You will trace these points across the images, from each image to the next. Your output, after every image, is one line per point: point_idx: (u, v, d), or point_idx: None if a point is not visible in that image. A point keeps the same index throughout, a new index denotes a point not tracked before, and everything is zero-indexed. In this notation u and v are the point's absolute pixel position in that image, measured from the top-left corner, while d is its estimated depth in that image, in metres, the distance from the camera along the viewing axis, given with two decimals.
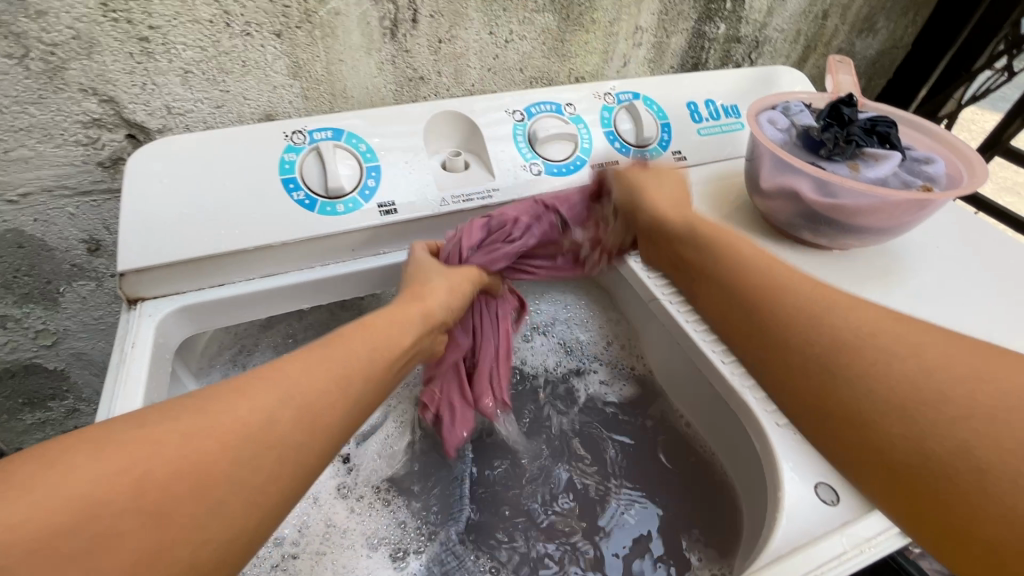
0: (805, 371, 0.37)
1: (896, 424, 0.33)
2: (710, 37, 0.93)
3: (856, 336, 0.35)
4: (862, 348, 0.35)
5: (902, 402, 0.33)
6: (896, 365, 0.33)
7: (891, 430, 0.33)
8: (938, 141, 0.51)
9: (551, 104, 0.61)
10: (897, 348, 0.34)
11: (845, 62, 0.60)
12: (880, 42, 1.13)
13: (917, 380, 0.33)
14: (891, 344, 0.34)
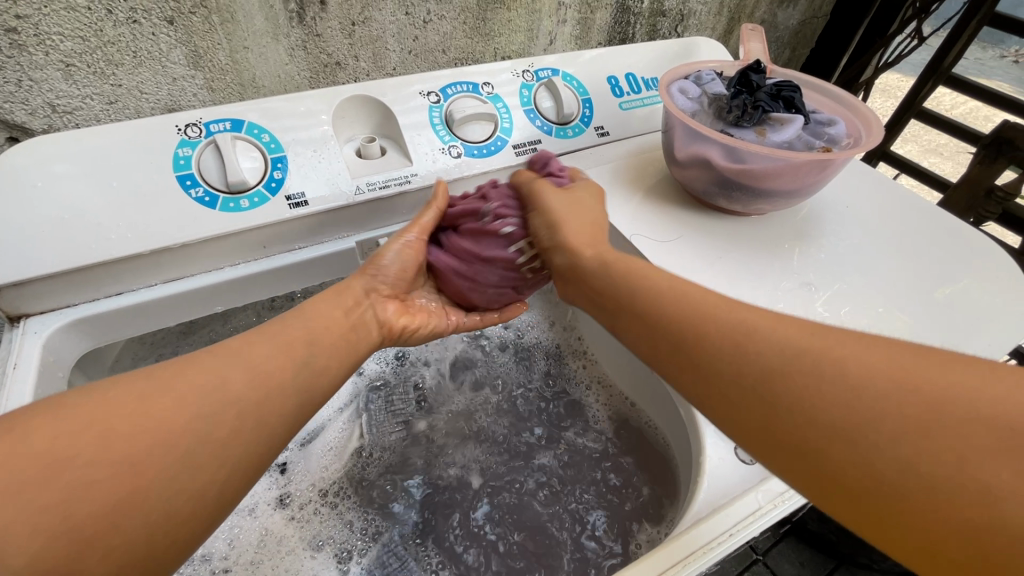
0: (738, 393, 0.34)
1: (847, 453, 0.29)
2: (635, 12, 0.93)
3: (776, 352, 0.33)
4: (788, 364, 0.32)
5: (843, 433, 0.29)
6: (823, 386, 0.30)
7: (836, 430, 0.30)
8: (842, 104, 0.52)
9: (468, 84, 0.60)
10: (815, 366, 0.31)
11: (756, 30, 0.61)
12: (800, 12, 1.16)
13: (847, 398, 0.30)
14: (813, 360, 0.31)
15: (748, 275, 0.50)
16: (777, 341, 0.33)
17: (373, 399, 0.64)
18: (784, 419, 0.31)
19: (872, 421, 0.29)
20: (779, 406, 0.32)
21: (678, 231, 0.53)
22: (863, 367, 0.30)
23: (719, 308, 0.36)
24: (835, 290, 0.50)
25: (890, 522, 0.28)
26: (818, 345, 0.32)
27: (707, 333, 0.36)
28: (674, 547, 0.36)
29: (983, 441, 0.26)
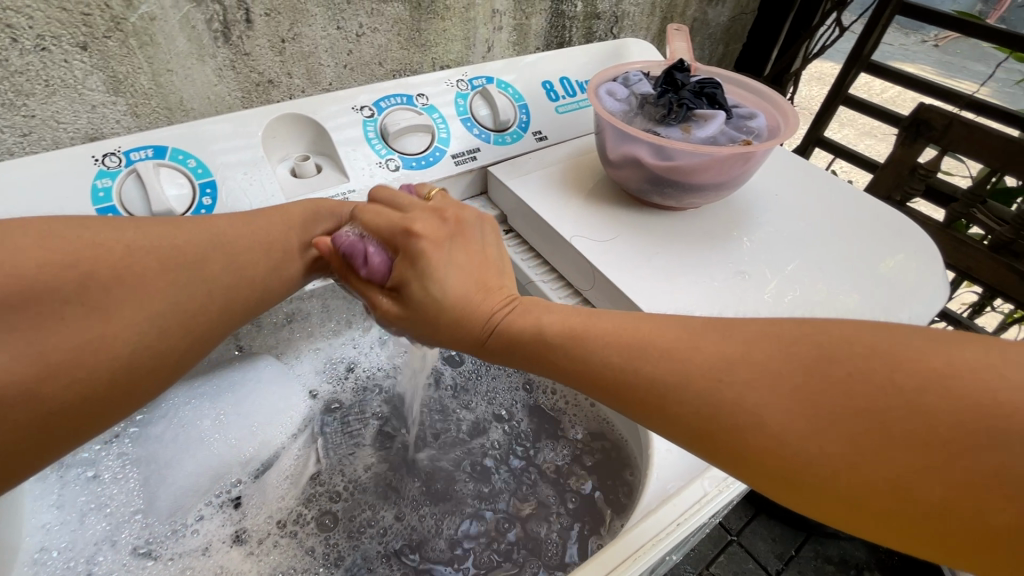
0: (682, 437, 0.35)
1: (794, 493, 0.31)
2: (570, 16, 0.95)
3: (700, 406, 0.33)
4: (715, 415, 0.33)
5: (785, 478, 0.31)
6: (752, 438, 0.31)
7: (760, 428, 0.31)
8: (762, 98, 0.54)
9: (402, 96, 0.60)
10: (740, 415, 0.32)
11: (680, 30, 0.63)
12: (729, 9, 1.20)
13: (776, 445, 0.31)
14: (731, 413, 0.32)
15: (684, 267, 0.51)
16: (696, 391, 0.33)
17: (328, 421, 0.63)
18: (731, 463, 0.33)
19: (783, 433, 0.30)
20: (722, 454, 0.33)
21: (615, 228, 0.54)
22: (783, 414, 0.31)
23: (631, 349, 0.36)
24: (769, 278, 0.52)
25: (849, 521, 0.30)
26: (735, 394, 0.32)
27: (629, 381, 0.36)
28: (626, 540, 0.37)
29: (909, 470, 0.27)
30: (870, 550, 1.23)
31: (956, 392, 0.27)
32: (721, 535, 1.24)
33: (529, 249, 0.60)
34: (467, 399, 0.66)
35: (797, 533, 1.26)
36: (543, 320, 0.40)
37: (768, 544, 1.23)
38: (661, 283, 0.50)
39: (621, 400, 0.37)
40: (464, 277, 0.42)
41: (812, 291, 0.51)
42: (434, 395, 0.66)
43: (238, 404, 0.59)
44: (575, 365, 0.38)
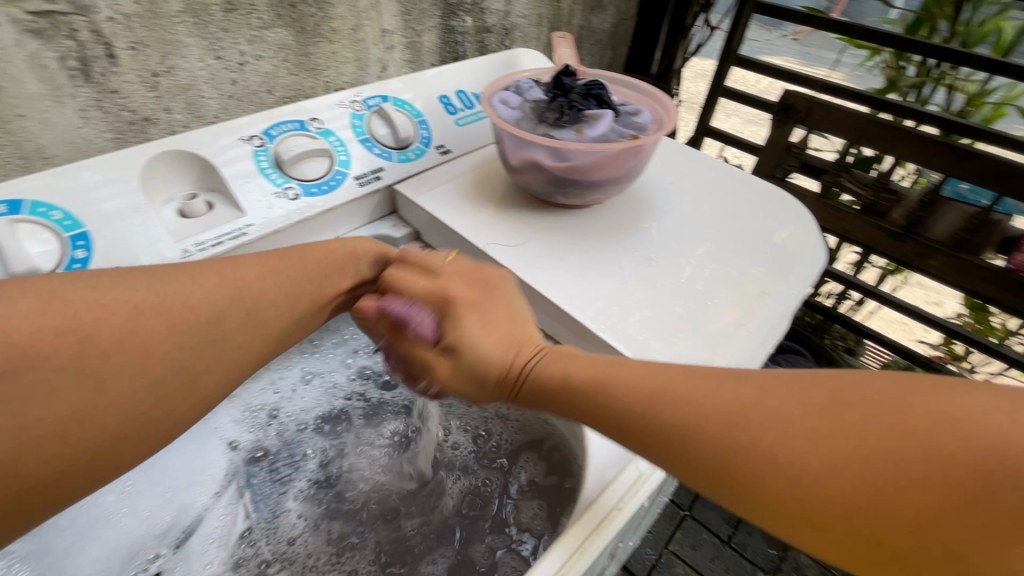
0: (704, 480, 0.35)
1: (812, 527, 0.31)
2: (460, 31, 0.97)
3: (718, 448, 0.35)
4: (733, 465, 0.34)
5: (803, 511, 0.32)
6: (782, 463, 0.32)
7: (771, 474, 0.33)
8: (644, 94, 0.58)
9: (293, 122, 0.58)
10: (771, 443, 0.33)
11: (563, 37, 0.67)
12: (611, 15, 1.28)
13: (810, 471, 0.31)
14: (749, 458, 0.33)
15: (597, 261, 0.54)
16: (723, 422, 0.35)
17: (255, 471, 0.61)
18: (750, 503, 0.34)
19: (799, 477, 0.32)
20: (747, 489, 0.34)
21: (527, 231, 0.56)
22: (794, 457, 0.32)
23: (654, 394, 0.38)
24: (678, 261, 0.55)
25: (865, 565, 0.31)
26: (768, 424, 0.34)
27: (646, 417, 0.38)
28: (574, 533, 0.38)
29: (921, 502, 0.29)
30: None
31: (977, 434, 0.29)
32: (675, 512, 1.30)
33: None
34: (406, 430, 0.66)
35: None
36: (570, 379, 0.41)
37: (717, 513, 1.30)
38: (581, 279, 0.52)
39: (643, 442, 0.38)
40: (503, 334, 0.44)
41: (717, 266, 0.55)
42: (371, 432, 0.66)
43: (147, 472, 0.54)
44: (598, 412, 0.40)
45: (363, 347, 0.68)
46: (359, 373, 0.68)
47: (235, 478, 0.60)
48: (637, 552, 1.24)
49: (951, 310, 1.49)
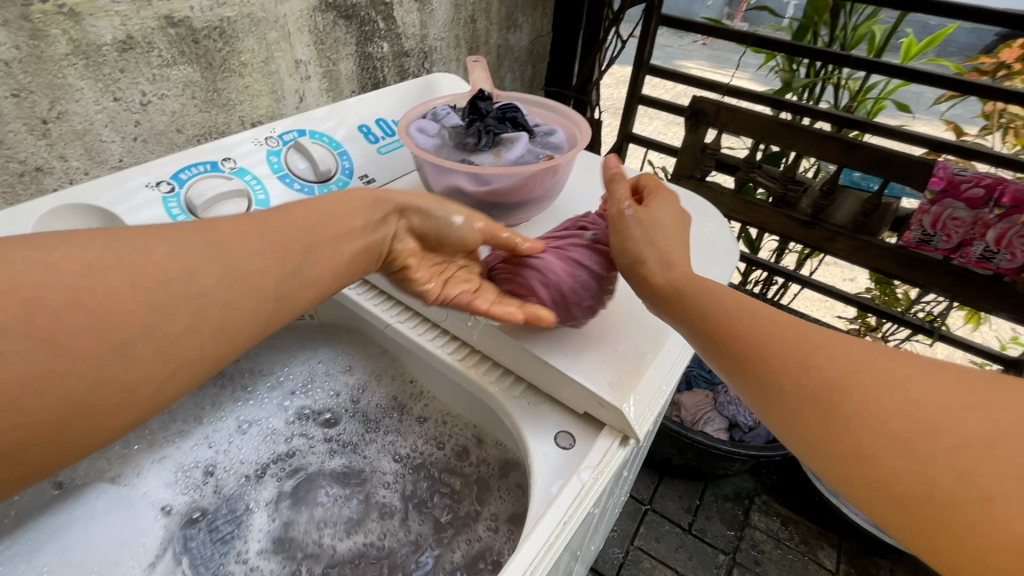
0: (795, 406, 0.39)
1: (853, 461, 0.35)
2: (378, 57, 0.97)
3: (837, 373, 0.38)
4: (838, 389, 0.37)
5: (856, 444, 0.35)
6: (885, 403, 0.35)
7: (867, 401, 0.36)
8: (558, 114, 0.60)
9: (204, 163, 0.56)
10: (878, 382, 0.36)
11: (478, 62, 0.69)
12: (527, 33, 1.33)
13: (911, 414, 0.34)
14: (855, 385, 0.37)
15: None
16: (850, 360, 0.38)
17: (194, 532, 0.59)
18: (821, 411, 0.37)
19: (891, 413, 0.35)
20: (837, 416, 0.37)
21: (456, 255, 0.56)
22: (902, 399, 0.35)
23: (798, 329, 0.42)
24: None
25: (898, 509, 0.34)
26: (891, 367, 0.37)
27: (774, 349, 0.41)
28: (525, 552, 0.38)
29: (989, 469, 0.31)
30: (755, 478, 1.41)
31: None
32: (637, 508, 1.34)
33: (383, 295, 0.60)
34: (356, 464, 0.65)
35: (697, 484, 1.39)
36: (720, 310, 0.45)
37: (676, 502, 1.35)
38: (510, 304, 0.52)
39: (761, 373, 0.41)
40: (673, 241, 0.51)
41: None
42: (320, 470, 0.65)
43: (68, 553, 0.53)
44: (733, 336, 0.43)
45: (302, 387, 0.70)
46: (302, 415, 0.68)
47: (172, 543, 0.58)
48: (604, 552, 1.26)
49: (862, 286, 1.63)
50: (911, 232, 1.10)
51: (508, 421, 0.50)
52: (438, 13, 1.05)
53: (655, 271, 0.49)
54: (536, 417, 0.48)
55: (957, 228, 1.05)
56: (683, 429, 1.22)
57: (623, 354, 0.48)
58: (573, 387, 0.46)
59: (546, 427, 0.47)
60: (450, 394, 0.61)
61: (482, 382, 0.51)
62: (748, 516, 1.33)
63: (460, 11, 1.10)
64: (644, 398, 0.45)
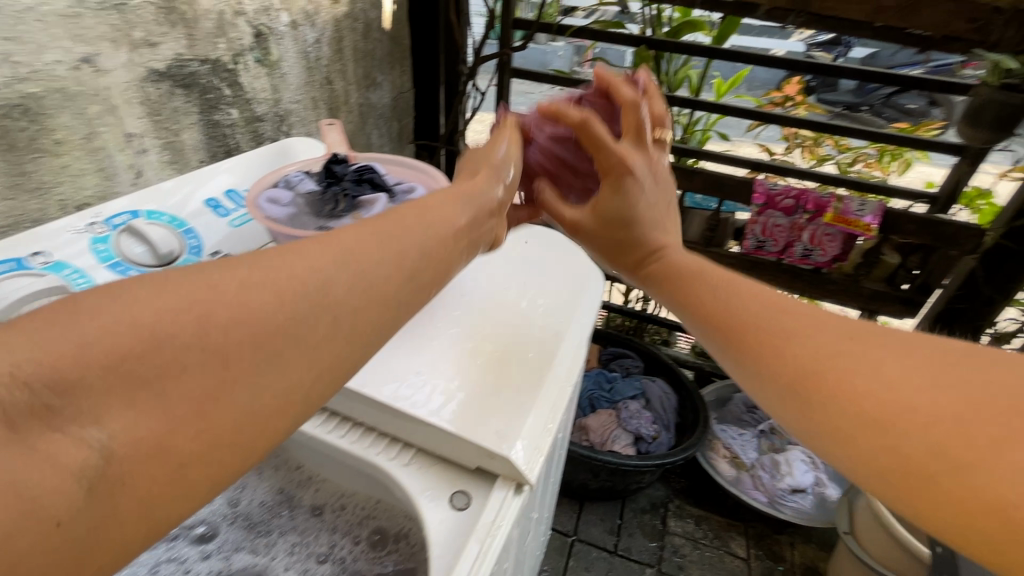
0: (778, 392, 0.39)
1: (840, 444, 0.35)
2: (227, 123, 0.92)
3: (819, 351, 0.38)
4: (812, 370, 0.37)
5: (836, 426, 0.35)
6: (859, 385, 0.34)
7: (843, 379, 0.35)
8: (418, 171, 0.62)
9: (7, 262, 0.49)
10: (855, 361, 0.36)
11: (332, 125, 0.68)
12: (388, 91, 1.36)
13: (883, 394, 0.33)
14: (831, 362, 0.37)
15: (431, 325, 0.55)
16: (826, 338, 0.38)
17: None
18: (799, 397, 0.38)
19: (871, 391, 0.34)
20: (815, 400, 0.37)
21: None
22: (877, 374, 0.34)
23: (781, 311, 0.43)
24: (497, 307, 0.58)
25: (901, 492, 0.32)
26: (867, 345, 0.36)
27: (752, 334, 0.42)
28: None
29: (981, 439, 0.29)
30: (666, 486, 1.48)
31: None
32: (563, 542, 1.33)
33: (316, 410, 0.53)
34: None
35: (616, 503, 1.43)
36: (715, 301, 0.47)
37: (600, 526, 1.37)
38: (416, 364, 0.51)
39: (750, 353, 0.42)
40: (652, 211, 0.58)
41: (541, 300, 0.60)
42: None
43: None
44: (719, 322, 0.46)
45: None
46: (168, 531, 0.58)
47: None
48: None
49: None
50: (748, 241, 1.28)
51: (400, 492, 0.47)
52: (289, 77, 1.03)
53: (641, 249, 0.57)
54: (431, 480, 0.46)
55: (781, 234, 1.23)
56: (592, 453, 1.26)
57: (507, 407, 0.48)
58: (458, 443, 0.45)
59: (440, 490, 0.45)
60: (342, 473, 0.57)
61: (368, 455, 0.48)
62: (666, 524, 1.39)
63: (314, 74, 1.09)
64: (532, 440, 0.46)
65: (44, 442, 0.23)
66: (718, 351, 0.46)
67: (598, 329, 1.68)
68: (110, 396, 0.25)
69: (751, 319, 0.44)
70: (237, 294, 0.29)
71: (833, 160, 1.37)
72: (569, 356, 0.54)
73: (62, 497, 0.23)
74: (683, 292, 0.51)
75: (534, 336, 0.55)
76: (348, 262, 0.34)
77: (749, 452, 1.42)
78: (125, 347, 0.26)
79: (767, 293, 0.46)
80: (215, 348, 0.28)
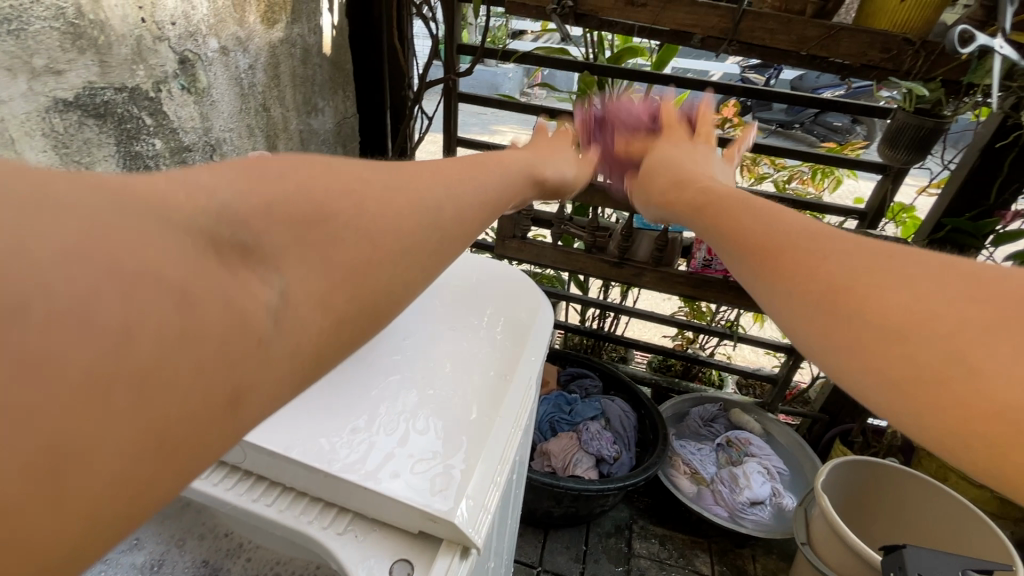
0: (799, 307, 0.35)
1: (864, 365, 0.30)
2: (150, 154, 0.86)
3: (857, 260, 0.33)
4: (846, 279, 0.33)
5: (864, 344, 0.30)
6: (892, 296, 0.30)
7: (879, 292, 0.31)
8: None
9: None
10: (889, 279, 0.31)
11: None
12: (330, 117, 1.31)
13: (913, 307, 0.29)
14: (867, 271, 0.32)
15: (371, 374, 0.52)
16: (866, 254, 0.34)
17: None
18: (822, 307, 0.33)
19: (915, 304, 0.29)
20: (842, 317, 0.32)
21: None
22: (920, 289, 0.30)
23: (813, 233, 0.39)
24: (444, 347, 0.56)
25: (935, 414, 0.27)
26: (904, 262, 0.32)
27: (779, 253, 0.38)
28: None
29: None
30: (629, 506, 1.47)
31: None
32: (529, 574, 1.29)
33: (245, 473, 0.48)
34: None
35: (580, 528, 1.40)
36: (745, 230, 0.43)
37: (565, 554, 1.34)
38: (353, 418, 0.48)
39: (777, 273, 0.37)
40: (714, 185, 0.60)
41: (490, 338, 0.58)
42: None
43: None
44: (748, 244, 0.42)
45: None
46: None
47: None
48: None
49: (676, 306, 1.88)
50: (697, 258, 1.34)
51: (334, 563, 0.43)
52: (220, 104, 0.97)
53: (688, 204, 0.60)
54: (368, 549, 0.42)
55: None
56: (554, 480, 1.23)
57: (447, 464, 0.45)
58: (395, 507, 0.42)
59: (378, 559, 0.42)
60: (273, 540, 0.51)
61: (298, 524, 0.44)
62: (630, 546, 1.37)
63: (249, 100, 1.04)
64: (477, 498, 0.43)
65: (245, 272, 0.23)
66: (744, 272, 0.42)
67: (555, 350, 1.67)
68: (293, 250, 0.25)
69: (782, 237, 0.40)
70: (343, 235, 0.27)
71: (770, 178, 1.42)
72: (519, 397, 0.52)
73: (252, 339, 0.22)
74: (715, 230, 0.48)
75: (479, 381, 0.52)
76: (410, 215, 0.31)
77: (708, 466, 1.43)
78: (301, 213, 0.26)
79: (798, 218, 0.42)
80: (310, 271, 0.26)
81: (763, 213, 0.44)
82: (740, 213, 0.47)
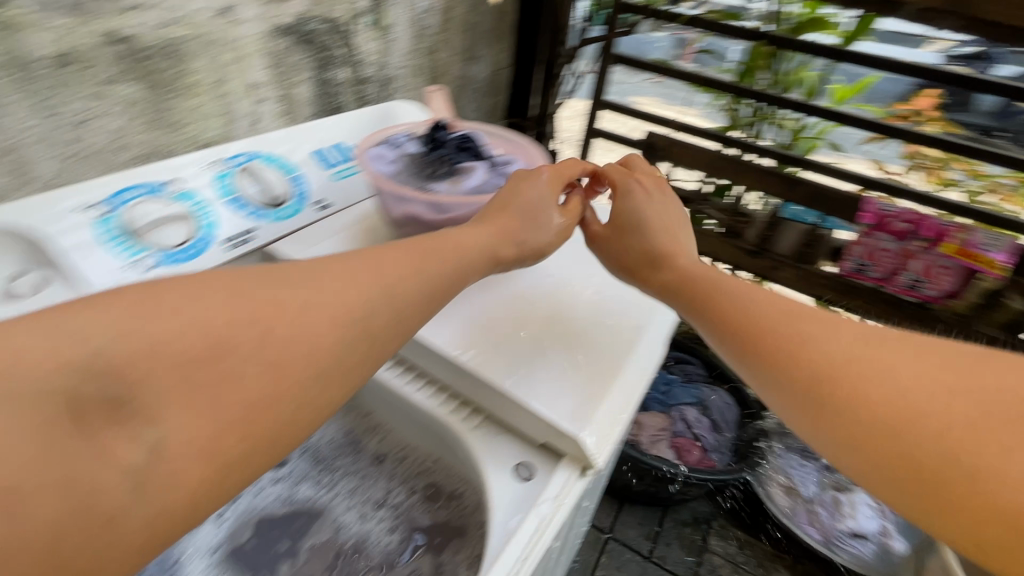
0: (792, 396, 0.43)
1: (853, 449, 0.39)
2: (337, 82, 0.97)
3: (836, 359, 0.41)
4: (830, 380, 0.41)
5: (854, 434, 0.38)
6: (874, 391, 0.39)
7: (866, 389, 0.39)
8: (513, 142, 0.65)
9: (144, 187, 0.58)
10: (867, 369, 0.40)
11: (438, 91, 0.71)
12: (487, 66, 1.35)
13: (898, 401, 0.37)
14: (846, 370, 0.41)
15: (513, 302, 0.57)
16: (846, 348, 0.42)
17: None
18: (816, 400, 0.41)
19: (893, 397, 0.38)
20: (829, 407, 0.40)
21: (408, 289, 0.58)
22: (897, 380, 0.38)
23: (790, 317, 0.47)
24: (580, 292, 0.59)
25: (918, 496, 0.36)
26: (877, 353, 0.41)
27: (765, 337, 0.46)
28: None
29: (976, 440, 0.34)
30: (712, 502, 1.42)
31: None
32: (598, 537, 1.33)
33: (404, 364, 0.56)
34: (320, 504, 0.63)
35: (656, 510, 1.40)
36: (724, 302, 0.51)
37: (637, 530, 1.35)
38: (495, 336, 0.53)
39: (770, 361, 0.44)
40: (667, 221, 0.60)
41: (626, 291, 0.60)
42: (279, 515, 0.62)
43: None
44: (731, 324, 0.49)
45: None
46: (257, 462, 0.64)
47: None
48: None
49: None
50: (848, 262, 1.19)
51: (467, 454, 0.50)
52: (397, 43, 1.05)
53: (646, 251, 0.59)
54: (495, 452, 0.49)
55: (887, 259, 1.14)
56: (641, 455, 1.23)
57: (578, 392, 0.48)
58: (530, 418, 0.47)
59: (506, 460, 0.49)
60: (410, 427, 0.59)
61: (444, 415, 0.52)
62: (706, 541, 1.35)
63: (421, 41, 1.11)
64: (602, 428, 0.47)
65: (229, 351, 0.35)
66: (727, 352, 0.49)
67: None
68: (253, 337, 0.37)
69: (761, 321, 0.47)
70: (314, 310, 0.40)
71: (959, 186, 1.22)
72: (648, 349, 0.54)
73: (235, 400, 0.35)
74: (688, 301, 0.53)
75: (610, 328, 0.55)
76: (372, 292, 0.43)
77: (809, 485, 1.34)
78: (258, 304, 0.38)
79: (772, 299, 0.49)
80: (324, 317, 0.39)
81: (730, 291, 0.51)
82: (710, 282, 0.53)
